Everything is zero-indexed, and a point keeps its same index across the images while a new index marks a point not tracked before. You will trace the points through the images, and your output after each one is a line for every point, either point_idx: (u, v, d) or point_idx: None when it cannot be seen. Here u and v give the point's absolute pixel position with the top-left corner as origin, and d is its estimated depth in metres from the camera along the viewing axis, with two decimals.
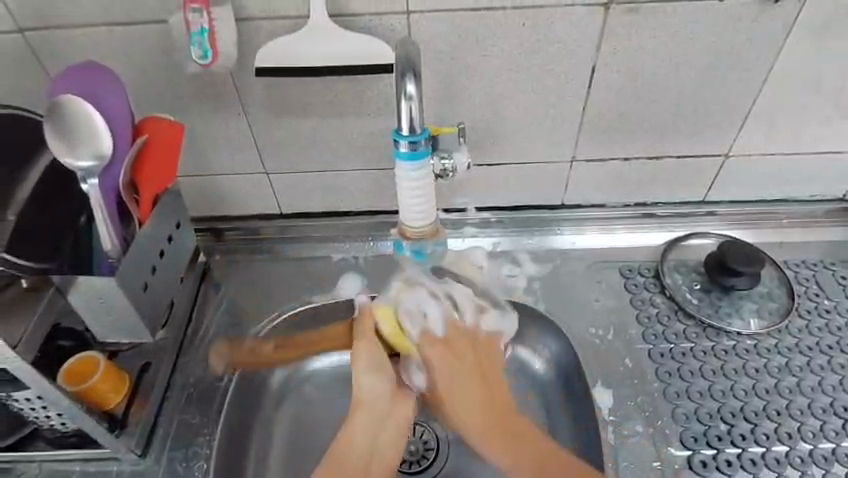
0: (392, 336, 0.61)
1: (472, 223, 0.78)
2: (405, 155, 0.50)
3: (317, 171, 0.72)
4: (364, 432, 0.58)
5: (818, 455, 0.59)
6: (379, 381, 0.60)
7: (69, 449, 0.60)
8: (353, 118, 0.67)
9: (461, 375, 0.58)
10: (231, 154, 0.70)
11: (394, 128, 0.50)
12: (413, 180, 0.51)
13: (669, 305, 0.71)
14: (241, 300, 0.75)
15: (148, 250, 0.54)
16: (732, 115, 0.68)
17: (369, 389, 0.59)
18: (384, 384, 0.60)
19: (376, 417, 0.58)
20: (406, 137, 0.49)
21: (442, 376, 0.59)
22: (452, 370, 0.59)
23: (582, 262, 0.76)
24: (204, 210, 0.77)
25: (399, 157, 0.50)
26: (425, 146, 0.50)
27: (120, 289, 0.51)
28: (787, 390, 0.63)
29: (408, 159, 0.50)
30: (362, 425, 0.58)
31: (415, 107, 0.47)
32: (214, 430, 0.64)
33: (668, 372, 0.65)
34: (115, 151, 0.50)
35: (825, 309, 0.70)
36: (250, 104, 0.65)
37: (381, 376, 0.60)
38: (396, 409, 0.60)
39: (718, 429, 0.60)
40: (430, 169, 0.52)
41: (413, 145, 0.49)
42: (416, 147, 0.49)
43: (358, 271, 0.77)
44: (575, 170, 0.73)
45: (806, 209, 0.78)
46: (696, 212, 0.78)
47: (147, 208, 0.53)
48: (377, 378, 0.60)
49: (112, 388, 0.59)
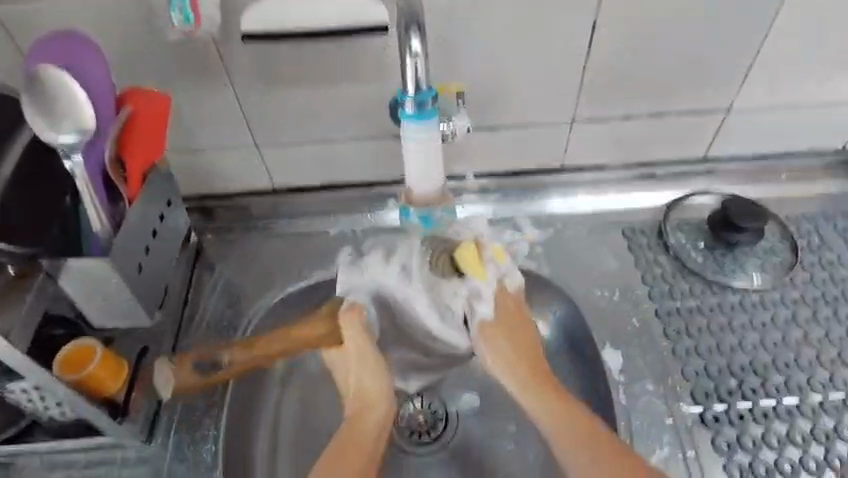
0: (477, 266, 0.60)
1: (471, 190, 0.76)
2: (410, 116, 0.48)
3: (310, 143, 0.69)
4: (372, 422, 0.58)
5: (828, 405, 0.59)
6: (376, 380, 0.60)
7: (69, 440, 0.58)
8: (346, 85, 0.64)
9: (518, 352, 0.60)
10: (219, 128, 0.67)
11: (399, 87, 0.47)
12: (419, 142, 0.48)
13: (673, 264, 0.70)
14: (237, 280, 0.73)
15: (141, 229, 0.51)
16: (735, 70, 0.66)
17: (367, 388, 0.60)
18: (382, 379, 0.60)
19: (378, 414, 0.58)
20: (412, 95, 0.47)
21: (506, 349, 0.60)
22: (517, 347, 0.60)
23: (585, 226, 0.75)
24: (193, 188, 0.74)
25: (404, 116, 0.48)
26: (432, 105, 0.48)
27: (114, 271, 0.48)
28: (794, 343, 0.63)
29: (413, 119, 0.48)
30: (369, 422, 0.58)
31: (421, 64, 0.45)
32: (219, 412, 0.63)
33: (676, 330, 0.65)
34: (99, 124, 0.47)
35: (829, 261, 0.70)
36: (236, 73, 0.62)
37: (378, 376, 0.60)
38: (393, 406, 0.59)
39: (728, 384, 0.60)
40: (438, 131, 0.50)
41: (419, 103, 0.47)
42: (422, 107, 0.47)
43: (358, 245, 0.75)
44: (576, 130, 0.71)
45: (807, 162, 0.77)
46: (697, 170, 0.77)
47: (135, 186, 0.50)
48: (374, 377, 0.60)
49: (111, 375, 0.57)
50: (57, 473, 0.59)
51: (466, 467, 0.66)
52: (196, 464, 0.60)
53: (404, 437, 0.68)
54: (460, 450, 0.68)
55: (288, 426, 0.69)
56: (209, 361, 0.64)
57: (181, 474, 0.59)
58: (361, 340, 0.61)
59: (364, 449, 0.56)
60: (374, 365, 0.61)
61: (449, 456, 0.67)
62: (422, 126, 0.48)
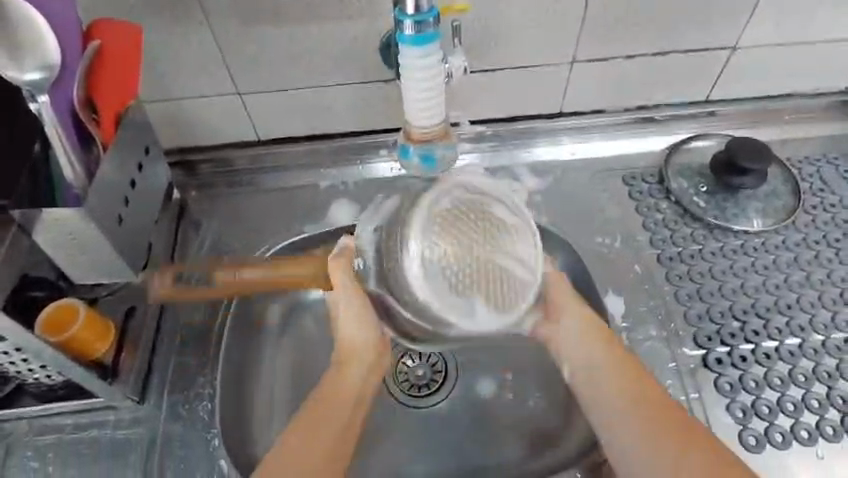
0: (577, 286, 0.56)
1: (466, 138, 0.73)
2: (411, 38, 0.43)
3: (295, 90, 0.65)
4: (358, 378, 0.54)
5: (831, 345, 0.59)
6: (359, 329, 0.55)
7: (56, 403, 0.56)
8: (332, 23, 0.60)
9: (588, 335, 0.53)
10: (198, 74, 0.63)
11: (397, 8, 0.43)
12: (420, 69, 0.45)
13: (675, 210, 0.69)
14: (225, 237, 0.70)
15: (118, 177, 0.47)
16: (742, 4, 0.63)
17: (354, 338, 0.55)
18: (364, 329, 0.54)
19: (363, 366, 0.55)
20: (411, 16, 0.42)
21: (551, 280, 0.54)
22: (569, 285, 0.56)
23: (584, 172, 0.73)
24: (173, 140, 0.70)
25: (404, 41, 0.44)
26: (434, 26, 0.43)
27: (91, 221, 0.45)
28: (796, 285, 0.63)
29: (414, 44, 0.44)
30: (352, 374, 0.54)
31: None
32: (213, 370, 0.61)
33: (678, 275, 0.64)
34: (66, 60, 0.43)
35: (831, 203, 0.69)
36: (212, 10, 0.57)
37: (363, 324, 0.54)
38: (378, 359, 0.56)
39: (731, 327, 0.60)
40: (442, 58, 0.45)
41: (419, 26, 0.43)
42: (422, 29, 0.42)
43: (350, 197, 0.72)
44: (575, 72, 0.67)
45: (807, 104, 0.75)
46: (698, 113, 0.75)
47: (109, 131, 0.46)
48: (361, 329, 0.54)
49: (97, 335, 0.55)
50: (47, 437, 0.57)
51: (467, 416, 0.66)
52: (192, 422, 0.58)
53: (402, 389, 0.68)
54: (460, 401, 0.67)
55: (281, 381, 0.67)
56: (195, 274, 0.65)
57: (178, 433, 0.57)
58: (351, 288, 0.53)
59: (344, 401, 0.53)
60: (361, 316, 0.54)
61: (450, 406, 0.67)
62: (424, 51, 0.44)
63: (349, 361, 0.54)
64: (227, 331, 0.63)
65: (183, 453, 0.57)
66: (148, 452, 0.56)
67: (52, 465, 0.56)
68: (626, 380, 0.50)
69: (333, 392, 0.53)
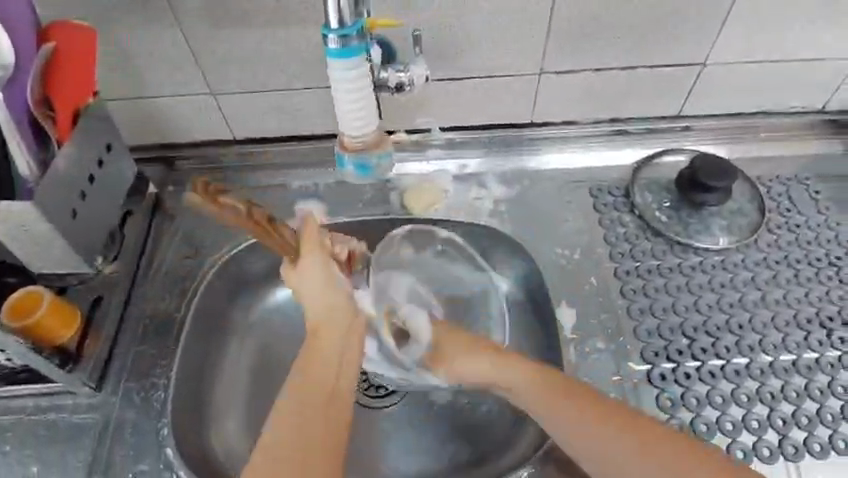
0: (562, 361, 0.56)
1: (437, 144, 0.74)
2: (335, 52, 0.45)
3: (266, 91, 0.67)
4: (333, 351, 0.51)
5: (778, 367, 0.59)
6: (330, 294, 0.53)
7: (19, 385, 0.59)
8: (299, 28, 0.61)
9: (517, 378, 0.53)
10: (171, 74, 0.64)
11: (323, 24, 0.45)
12: (347, 80, 0.47)
13: (638, 224, 0.69)
14: (196, 232, 0.72)
15: (73, 174, 0.49)
16: (710, 20, 0.63)
17: (319, 314, 0.53)
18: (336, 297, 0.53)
19: (341, 336, 0.52)
20: (336, 31, 0.45)
21: (461, 365, 0.57)
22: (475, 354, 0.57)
23: (553, 183, 0.73)
24: (150, 138, 0.72)
25: (330, 54, 0.46)
26: (358, 40, 0.46)
27: (43, 215, 0.47)
28: (751, 304, 0.63)
29: (339, 57, 0.46)
30: (329, 347, 0.51)
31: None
32: (170, 362, 0.63)
33: (633, 289, 0.64)
34: (18, 59, 0.45)
35: (796, 223, 0.69)
36: (182, 12, 0.59)
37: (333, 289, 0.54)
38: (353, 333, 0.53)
39: (679, 343, 0.60)
40: (367, 69, 0.48)
41: (344, 40, 0.45)
42: (346, 43, 0.45)
43: (320, 198, 0.73)
44: (543, 83, 0.68)
45: (781, 122, 0.75)
46: (671, 128, 0.75)
47: (63, 129, 0.48)
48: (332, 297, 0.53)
49: (59, 324, 0.57)
50: (7, 417, 0.59)
51: (418, 418, 0.67)
52: (145, 411, 0.60)
53: (360, 390, 0.69)
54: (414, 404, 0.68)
55: (241, 375, 0.68)
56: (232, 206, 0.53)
57: (131, 420, 0.60)
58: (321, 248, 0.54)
59: (330, 379, 0.50)
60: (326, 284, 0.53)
61: (405, 410, 0.67)
62: (348, 64, 0.46)
63: (326, 338, 0.52)
64: (189, 318, 0.65)
65: (134, 440, 0.59)
66: (101, 437, 0.59)
67: (10, 444, 0.58)
68: (550, 396, 0.51)
69: (314, 367, 0.50)
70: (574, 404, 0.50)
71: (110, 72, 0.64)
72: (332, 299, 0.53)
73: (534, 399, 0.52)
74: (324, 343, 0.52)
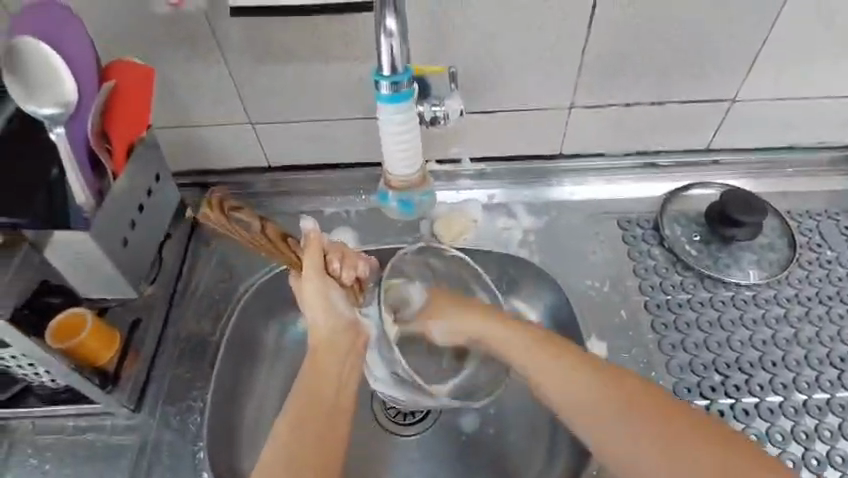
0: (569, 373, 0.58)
1: (467, 174, 0.75)
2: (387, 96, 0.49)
3: (303, 121, 0.69)
4: (334, 367, 0.53)
5: (812, 406, 0.59)
6: (329, 317, 0.54)
7: (60, 405, 0.60)
8: (340, 64, 0.63)
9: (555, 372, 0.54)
10: (213, 103, 0.67)
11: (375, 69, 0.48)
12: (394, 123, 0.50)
13: (667, 257, 0.69)
14: (230, 257, 0.73)
15: (126, 203, 0.52)
16: (740, 58, 0.64)
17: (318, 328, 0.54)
18: (332, 318, 0.54)
19: (341, 353, 0.54)
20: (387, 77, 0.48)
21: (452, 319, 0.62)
22: (461, 313, 0.62)
23: (580, 214, 0.74)
24: (189, 164, 0.75)
25: (381, 98, 0.49)
26: (408, 87, 0.49)
27: (97, 246, 0.50)
28: (783, 341, 0.63)
29: (389, 101, 0.49)
30: (328, 363, 0.53)
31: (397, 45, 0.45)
32: (205, 386, 0.64)
33: (664, 324, 0.64)
34: (81, 98, 0.47)
35: (827, 259, 0.69)
36: (228, 47, 0.61)
37: (330, 313, 0.54)
38: (353, 346, 0.55)
39: (712, 380, 0.60)
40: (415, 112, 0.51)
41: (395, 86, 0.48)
42: (397, 88, 0.47)
43: (351, 226, 0.75)
44: (573, 117, 0.69)
45: (810, 157, 0.75)
46: (699, 161, 0.75)
47: (119, 160, 0.50)
48: (335, 315, 0.54)
49: (103, 346, 0.59)
50: (49, 437, 0.61)
51: (447, 446, 0.67)
52: (182, 433, 0.61)
53: (389, 417, 0.69)
54: (442, 433, 0.68)
55: (271, 398, 0.69)
56: (239, 218, 0.54)
57: (167, 442, 0.61)
58: (320, 270, 0.53)
59: (328, 386, 0.52)
60: (327, 305, 0.54)
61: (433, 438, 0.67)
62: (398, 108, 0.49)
63: (326, 355, 0.53)
64: (225, 342, 0.66)
65: (170, 462, 0.60)
66: (138, 459, 0.60)
67: (50, 463, 0.59)
68: (590, 391, 0.52)
69: (315, 380, 0.52)
70: (608, 395, 0.52)
71: (156, 101, 0.66)
72: (333, 319, 0.54)
73: (580, 402, 0.52)
74: (326, 359, 0.53)
